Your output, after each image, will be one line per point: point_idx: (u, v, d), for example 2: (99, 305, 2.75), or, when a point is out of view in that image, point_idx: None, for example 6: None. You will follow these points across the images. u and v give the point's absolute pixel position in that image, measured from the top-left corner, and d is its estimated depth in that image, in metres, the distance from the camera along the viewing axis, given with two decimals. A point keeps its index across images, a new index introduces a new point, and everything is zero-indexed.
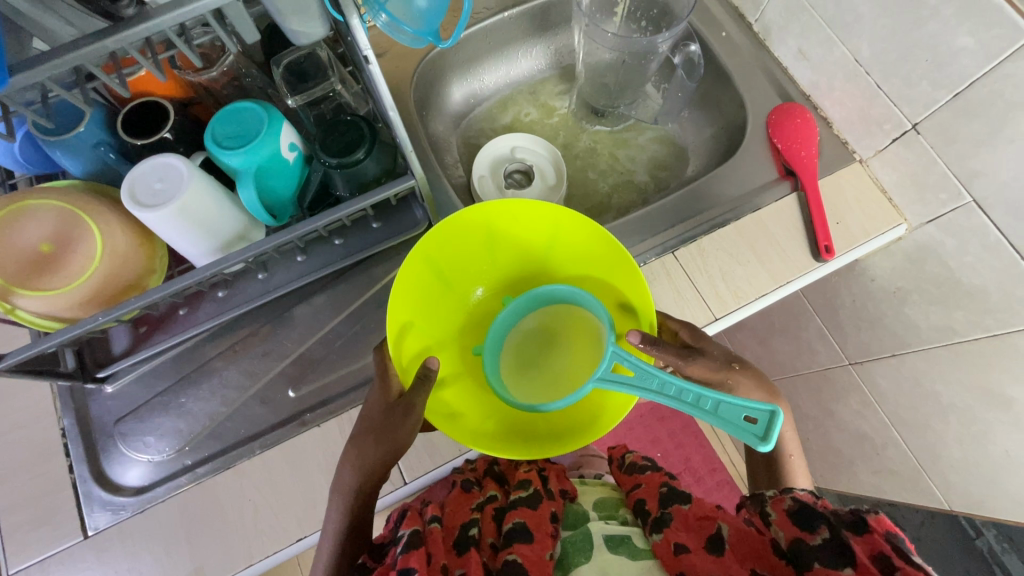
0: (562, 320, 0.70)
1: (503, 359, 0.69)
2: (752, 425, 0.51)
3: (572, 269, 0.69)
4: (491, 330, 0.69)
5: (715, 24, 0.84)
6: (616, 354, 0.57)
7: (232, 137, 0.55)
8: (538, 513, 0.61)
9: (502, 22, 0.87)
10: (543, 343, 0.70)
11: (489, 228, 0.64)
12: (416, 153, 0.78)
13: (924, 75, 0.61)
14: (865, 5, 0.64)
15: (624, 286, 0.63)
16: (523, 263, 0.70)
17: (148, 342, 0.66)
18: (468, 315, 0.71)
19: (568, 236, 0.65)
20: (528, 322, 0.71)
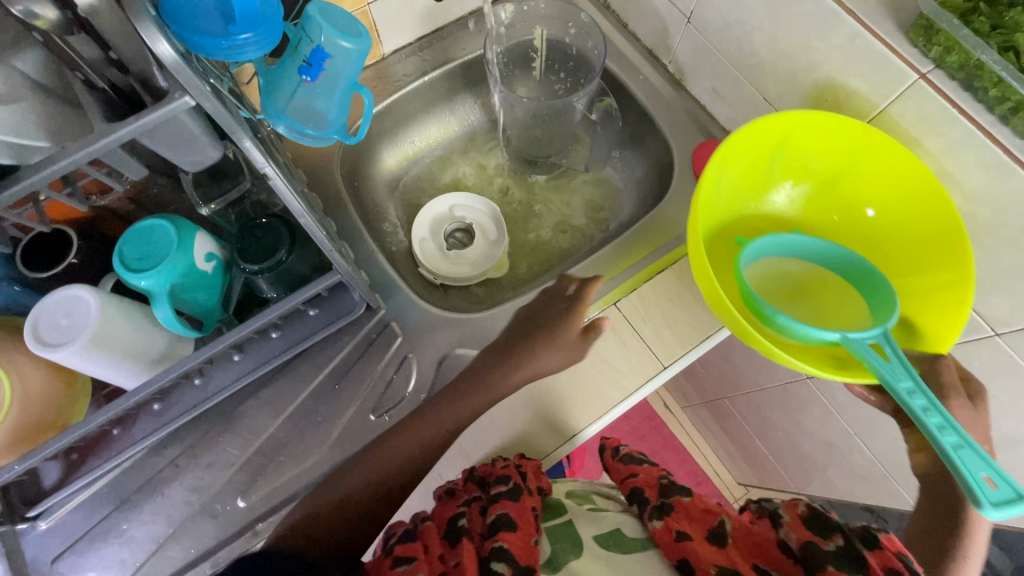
0: (822, 278, 0.65)
1: (756, 264, 0.65)
2: (987, 488, 0.44)
3: (881, 254, 0.64)
4: (788, 239, 0.65)
5: (633, 67, 0.85)
6: (883, 337, 0.53)
7: (139, 259, 0.53)
8: (522, 504, 0.52)
9: (425, 85, 0.87)
10: (783, 283, 0.65)
11: (854, 152, 0.61)
12: (349, 230, 0.76)
13: (827, 113, 0.63)
14: (764, 50, 0.66)
15: (923, 306, 0.59)
16: (836, 203, 0.67)
17: (82, 470, 0.62)
18: (770, 213, 0.69)
19: (911, 218, 0.60)
20: (794, 264, 0.65)
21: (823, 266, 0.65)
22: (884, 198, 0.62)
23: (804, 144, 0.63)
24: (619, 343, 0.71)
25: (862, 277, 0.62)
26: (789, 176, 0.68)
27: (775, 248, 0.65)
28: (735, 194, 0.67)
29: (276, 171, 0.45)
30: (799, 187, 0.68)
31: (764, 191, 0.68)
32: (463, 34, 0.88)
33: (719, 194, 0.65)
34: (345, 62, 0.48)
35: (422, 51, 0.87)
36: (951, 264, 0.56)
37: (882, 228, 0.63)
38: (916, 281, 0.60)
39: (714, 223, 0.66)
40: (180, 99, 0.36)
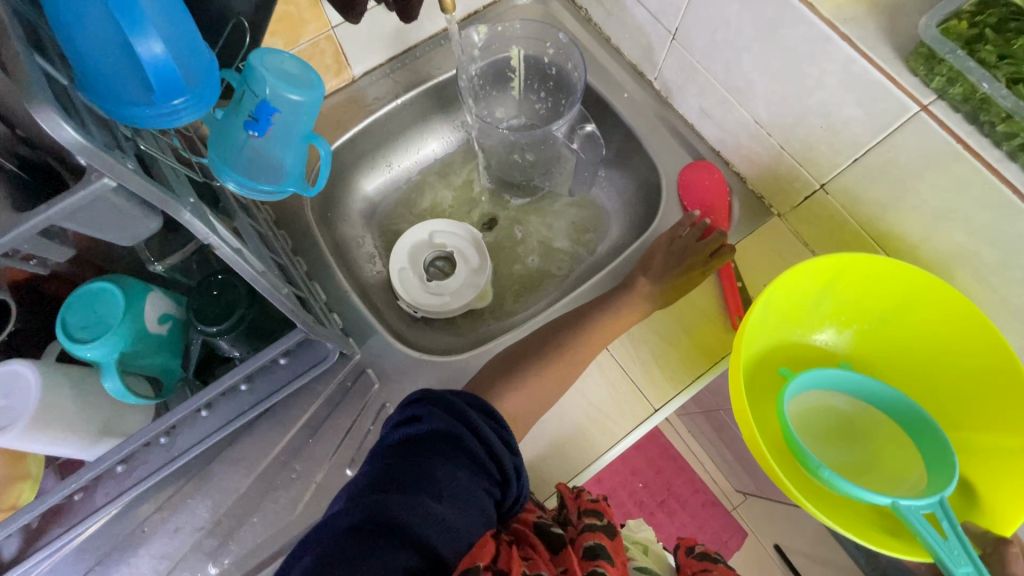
0: (870, 425, 0.60)
1: (798, 399, 0.60)
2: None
3: (931, 402, 0.60)
4: (834, 375, 0.60)
5: (616, 84, 0.81)
6: (938, 506, 0.49)
7: (83, 329, 0.49)
8: (617, 542, 0.49)
9: (400, 108, 0.83)
10: (828, 421, 0.61)
11: (912, 300, 0.57)
12: (320, 270, 0.72)
13: (822, 140, 0.60)
14: (754, 72, 0.62)
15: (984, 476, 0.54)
16: (896, 361, 0.62)
17: (41, 542, 0.58)
18: (815, 348, 0.64)
19: (980, 386, 0.55)
20: (840, 400, 0.61)
21: (875, 410, 0.60)
22: (940, 345, 0.58)
23: (850, 281, 0.59)
24: (608, 385, 0.67)
25: (908, 420, 0.58)
26: (836, 320, 0.63)
27: (822, 383, 0.61)
28: (780, 321, 0.62)
29: (221, 240, 0.41)
30: (846, 331, 0.64)
31: (810, 326, 0.64)
32: (438, 53, 0.84)
33: (764, 326, 0.60)
34: (294, 115, 0.45)
35: (395, 72, 0.83)
36: (1018, 425, 0.52)
37: (938, 375, 0.59)
38: (975, 437, 0.56)
39: (756, 351, 0.62)
40: (97, 181, 0.32)
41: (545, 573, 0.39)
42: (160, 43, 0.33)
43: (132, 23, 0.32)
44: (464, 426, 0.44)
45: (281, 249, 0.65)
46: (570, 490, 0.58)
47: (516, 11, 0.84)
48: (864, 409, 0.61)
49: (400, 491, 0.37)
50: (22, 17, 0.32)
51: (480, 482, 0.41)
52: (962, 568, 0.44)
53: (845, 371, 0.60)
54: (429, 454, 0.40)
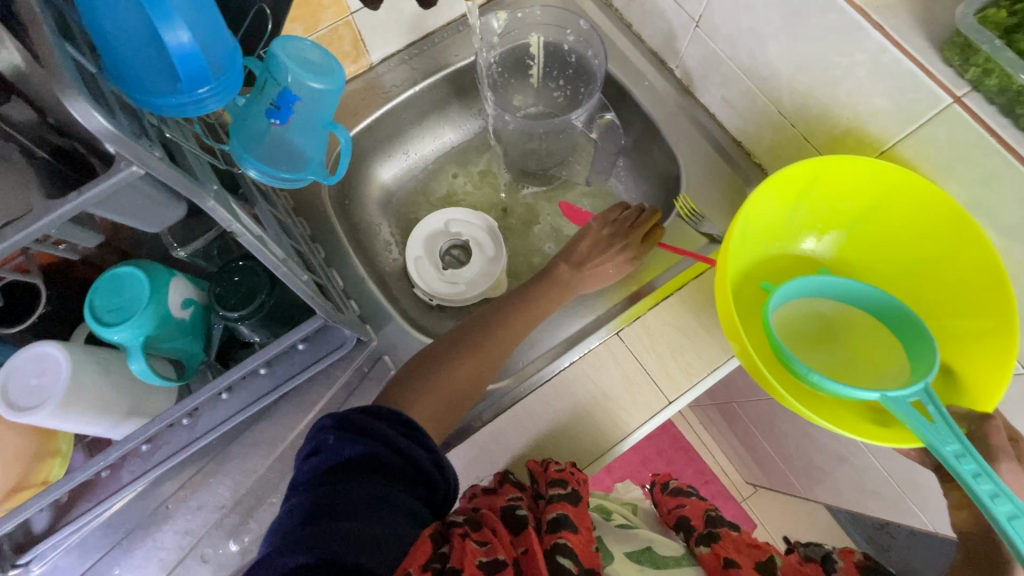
0: (853, 326, 0.60)
1: (782, 307, 0.60)
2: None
3: (918, 302, 0.59)
4: (814, 280, 0.60)
5: (636, 72, 0.80)
6: (925, 394, 0.48)
7: (110, 312, 0.50)
8: (581, 509, 0.49)
9: (417, 95, 0.82)
10: (814, 326, 0.60)
11: (885, 198, 0.57)
12: (337, 257, 0.73)
13: (848, 132, 0.58)
14: (779, 61, 0.61)
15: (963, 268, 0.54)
16: (876, 263, 0.61)
17: (72, 515, 0.61)
18: (795, 258, 0.64)
19: (943, 230, 0.54)
20: (825, 303, 0.61)
21: (857, 311, 0.60)
22: (923, 239, 0.57)
23: (830, 184, 0.59)
24: (623, 376, 0.67)
25: (896, 317, 0.57)
26: (814, 226, 0.63)
27: (805, 289, 0.60)
28: (763, 231, 0.62)
29: (244, 227, 0.42)
30: (831, 235, 0.63)
31: (790, 236, 0.64)
32: (456, 39, 0.83)
33: (748, 235, 0.60)
34: (316, 102, 0.45)
35: (412, 59, 0.82)
36: (993, 306, 0.52)
37: (922, 270, 0.58)
38: (959, 323, 0.55)
39: (741, 266, 0.62)
40: (126, 168, 0.33)
41: (500, 557, 0.38)
42: (187, 32, 0.32)
43: (160, 11, 0.31)
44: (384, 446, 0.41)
45: (300, 237, 0.66)
46: (540, 465, 0.59)
47: None
48: (850, 311, 0.60)
49: (327, 517, 0.35)
50: (52, 5, 0.33)
51: (399, 500, 0.38)
52: (949, 447, 0.44)
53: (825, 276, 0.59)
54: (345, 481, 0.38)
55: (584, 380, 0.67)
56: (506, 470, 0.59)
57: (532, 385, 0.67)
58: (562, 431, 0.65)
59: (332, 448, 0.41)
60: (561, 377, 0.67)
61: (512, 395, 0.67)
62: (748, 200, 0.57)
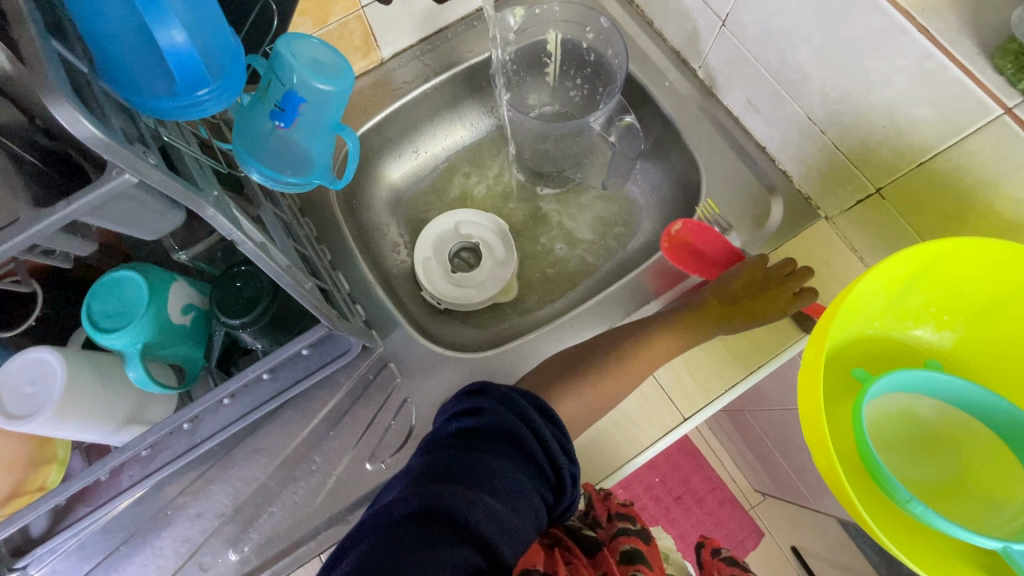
0: (960, 436, 0.52)
1: (877, 408, 0.53)
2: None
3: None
4: (924, 383, 0.51)
5: (657, 72, 0.77)
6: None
7: (108, 318, 0.48)
8: (654, 548, 0.49)
9: (430, 92, 0.80)
10: (913, 432, 0.53)
11: (1021, 299, 0.48)
12: (344, 259, 0.71)
13: (883, 141, 0.55)
14: (812, 64, 0.57)
15: None
16: (991, 364, 0.53)
17: (71, 519, 0.59)
18: (897, 347, 0.56)
19: None
20: (929, 406, 0.53)
21: (967, 421, 0.52)
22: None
23: (944, 272, 0.50)
24: (636, 390, 0.65)
25: (1022, 440, 0.49)
26: (926, 315, 0.54)
27: (909, 388, 0.52)
28: (862, 318, 0.53)
29: (245, 235, 0.40)
30: (945, 327, 0.55)
31: (895, 322, 0.55)
32: (471, 34, 0.80)
33: (846, 324, 0.52)
34: (323, 104, 0.43)
35: (425, 54, 0.79)
36: None
37: None
38: None
39: (832, 352, 0.54)
40: (118, 176, 0.31)
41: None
42: (183, 31, 0.30)
43: (152, 8, 0.29)
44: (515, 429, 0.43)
45: (306, 239, 0.64)
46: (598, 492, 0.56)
47: None
48: (957, 419, 0.53)
49: (460, 483, 0.37)
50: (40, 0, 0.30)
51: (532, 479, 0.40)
52: None
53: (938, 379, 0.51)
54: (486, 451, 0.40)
55: None
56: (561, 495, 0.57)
57: None
58: (573, 446, 0.63)
59: (469, 425, 0.43)
60: None
61: None
62: (851, 288, 0.49)
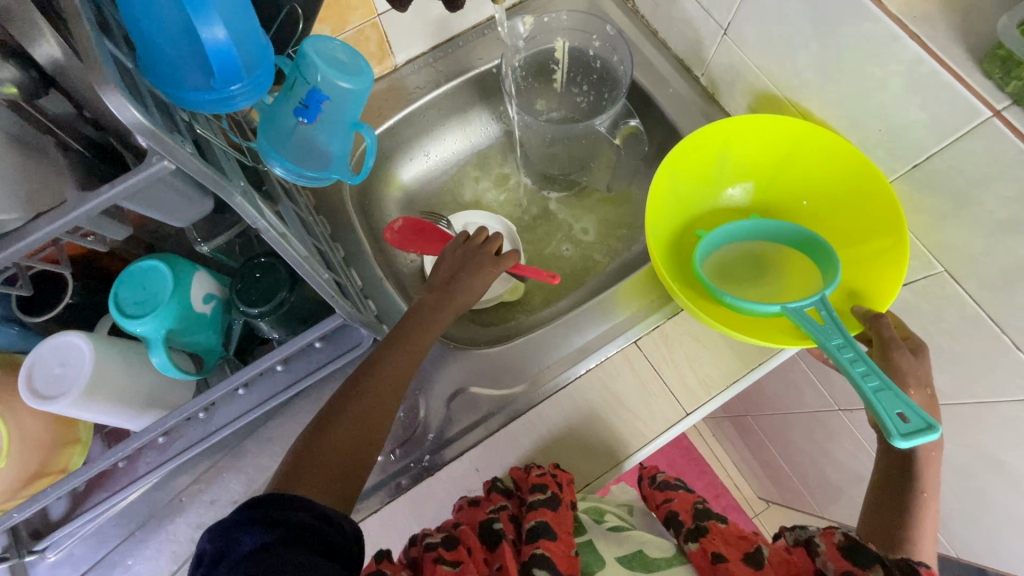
0: (776, 256, 0.68)
1: (711, 254, 0.69)
2: (900, 422, 0.46)
3: (831, 229, 0.67)
4: (734, 228, 0.69)
5: (661, 80, 0.79)
6: (820, 301, 0.57)
7: (133, 305, 0.50)
8: (562, 513, 0.50)
9: (440, 98, 0.83)
10: (746, 265, 0.69)
11: (793, 150, 0.65)
12: (358, 256, 0.73)
13: (880, 144, 0.57)
14: (810, 70, 0.60)
15: (860, 201, 0.61)
16: (792, 197, 0.70)
17: (89, 503, 0.61)
18: (726, 208, 0.72)
19: (837, 171, 0.62)
20: (753, 245, 0.70)
21: (781, 238, 0.68)
22: (827, 181, 0.65)
23: (745, 142, 0.67)
24: (639, 386, 0.66)
25: (807, 247, 0.66)
26: (742, 176, 0.71)
27: (731, 235, 0.69)
28: (695, 190, 0.71)
29: (268, 224, 0.42)
30: (750, 184, 0.71)
31: (723, 187, 0.72)
32: (481, 43, 0.83)
33: (674, 195, 0.69)
34: (344, 102, 0.45)
35: (436, 61, 0.82)
36: (884, 231, 0.59)
37: (821, 199, 0.67)
38: (859, 247, 0.63)
39: (675, 219, 0.71)
40: (157, 163, 0.33)
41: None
42: (223, 29, 0.33)
43: (197, 7, 0.31)
44: (292, 527, 0.38)
45: (321, 235, 0.67)
46: (523, 472, 0.59)
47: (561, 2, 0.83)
48: (772, 247, 0.69)
49: None
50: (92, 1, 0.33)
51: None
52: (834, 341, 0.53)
53: (744, 223, 0.68)
54: (272, 568, 0.34)
55: (600, 388, 0.66)
56: (496, 478, 0.60)
57: (548, 391, 0.66)
58: (577, 438, 0.64)
59: (262, 526, 0.37)
60: (576, 384, 0.67)
61: (527, 401, 0.66)
62: (660, 166, 0.65)
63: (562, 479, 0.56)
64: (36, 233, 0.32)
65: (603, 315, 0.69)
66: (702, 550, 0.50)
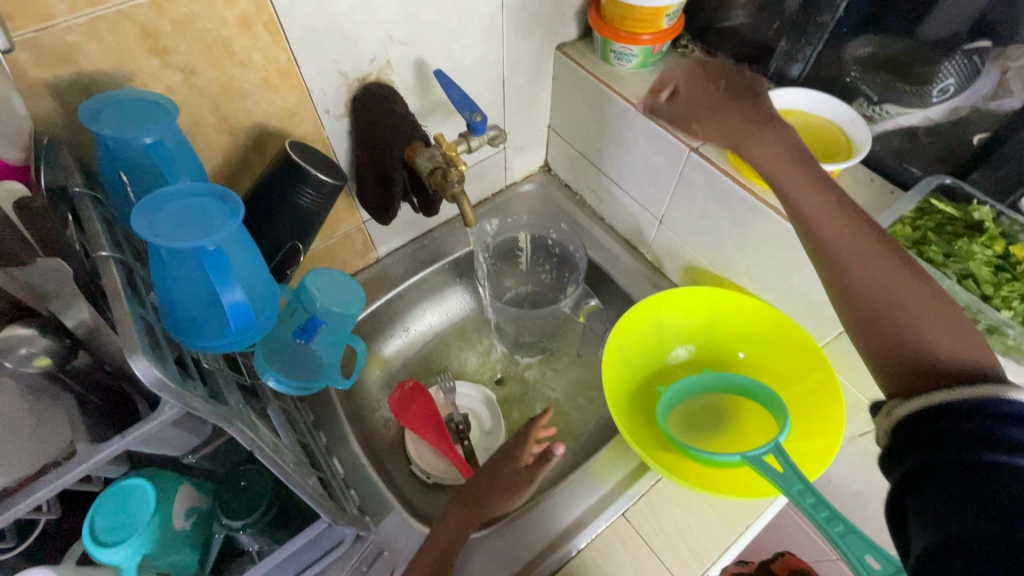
0: (737, 405, 0.72)
1: (677, 410, 0.73)
2: (872, 567, 0.47)
3: (772, 374, 0.72)
4: (689, 384, 0.74)
5: (613, 257, 0.90)
6: (775, 448, 0.59)
7: (110, 531, 0.49)
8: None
9: (419, 282, 0.91)
10: (711, 418, 0.72)
11: (718, 308, 0.74)
12: (340, 442, 0.74)
13: (805, 312, 0.67)
14: (736, 254, 0.71)
15: (790, 347, 0.68)
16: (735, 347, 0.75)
17: None
18: (681, 364, 0.78)
19: (762, 324, 0.70)
20: (716, 397, 0.73)
21: (736, 388, 0.72)
22: (755, 333, 0.71)
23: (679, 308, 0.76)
24: (633, 562, 0.65)
25: (757, 395, 0.70)
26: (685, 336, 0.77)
27: (691, 391, 0.74)
28: (651, 352, 0.77)
29: (263, 444, 0.44)
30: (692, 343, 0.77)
31: (673, 347, 0.78)
32: (453, 233, 0.95)
33: (629, 361, 0.75)
34: (339, 323, 0.51)
35: (414, 251, 0.92)
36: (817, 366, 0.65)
37: (757, 351, 0.73)
38: (802, 386, 0.67)
39: (637, 381, 0.76)
40: (170, 410, 0.36)
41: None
42: (241, 290, 0.39)
43: (223, 276, 0.37)
44: None
45: (304, 426, 0.68)
46: None
47: (519, 197, 0.97)
48: (732, 398, 0.73)
49: None
50: (127, 270, 0.39)
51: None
52: (796, 488, 0.55)
53: (698, 378, 0.73)
54: None
55: (595, 568, 0.64)
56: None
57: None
58: None
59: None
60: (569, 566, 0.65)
61: None
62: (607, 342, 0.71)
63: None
64: (42, 489, 0.33)
65: (590, 487, 0.69)
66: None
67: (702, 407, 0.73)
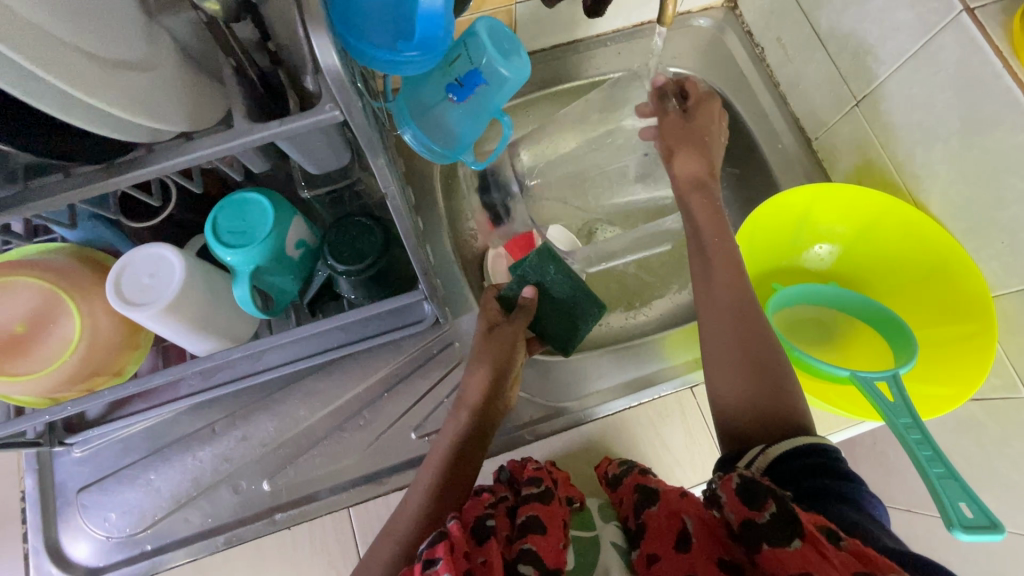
0: (852, 328, 0.66)
1: (787, 311, 0.67)
2: (963, 514, 0.43)
3: (910, 309, 0.66)
4: (809, 293, 0.67)
5: (773, 133, 0.77)
6: (891, 377, 0.55)
7: (229, 234, 0.50)
8: (554, 508, 0.44)
9: (546, 97, 0.81)
10: (819, 330, 0.67)
11: (877, 220, 0.64)
12: (434, 236, 0.73)
13: (996, 255, 0.57)
14: (942, 164, 0.59)
15: (948, 286, 0.60)
16: (878, 268, 0.68)
17: (124, 410, 0.62)
18: (806, 268, 0.71)
19: (927, 251, 0.61)
20: (831, 315, 0.67)
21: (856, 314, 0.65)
22: (913, 258, 0.63)
23: (832, 207, 0.67)
24: (685, 435, 0.66)
25: (883, 325, 0.63)
26: (824, 238, 0.70)
27: (808, 300, 0.67)
28: (779, 248, 0.70)
29: (396, 189, 0.41)
30: (837, 246, 0.70)
31: (806, 246, 0.70)
32: (600, 53, 0.81)
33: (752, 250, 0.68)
34: (497, 90, 0.47)
35: (550, 60, 0.81)
36: (974, 315, 0.58)
37: (906, 281, 0.66)
38: (947, 330, 0.61)
39: (754, 267, 0.69)
40: (327, 112, 0.32)
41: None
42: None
43: None
44: None
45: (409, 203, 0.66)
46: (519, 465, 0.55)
47: (687, 32, 0.81)
48: (848, 318, 0.66)
49: None
50: None
51: None
52: (901, 420, 0.51)
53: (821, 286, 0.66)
54: None
55: (646, 424, 0.66)
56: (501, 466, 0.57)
57: (595, 414, 0.66)
58: None
59: None
60: (621, 414, 0.66)
61: (571, 418, 0.66)
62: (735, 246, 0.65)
63: (556, 476, 0.52)
64: (198, 151, 0.33)
65: (659, 354, 0.69)
66: (640, 555, 0.41)
67: (817, 319, 0.67)
